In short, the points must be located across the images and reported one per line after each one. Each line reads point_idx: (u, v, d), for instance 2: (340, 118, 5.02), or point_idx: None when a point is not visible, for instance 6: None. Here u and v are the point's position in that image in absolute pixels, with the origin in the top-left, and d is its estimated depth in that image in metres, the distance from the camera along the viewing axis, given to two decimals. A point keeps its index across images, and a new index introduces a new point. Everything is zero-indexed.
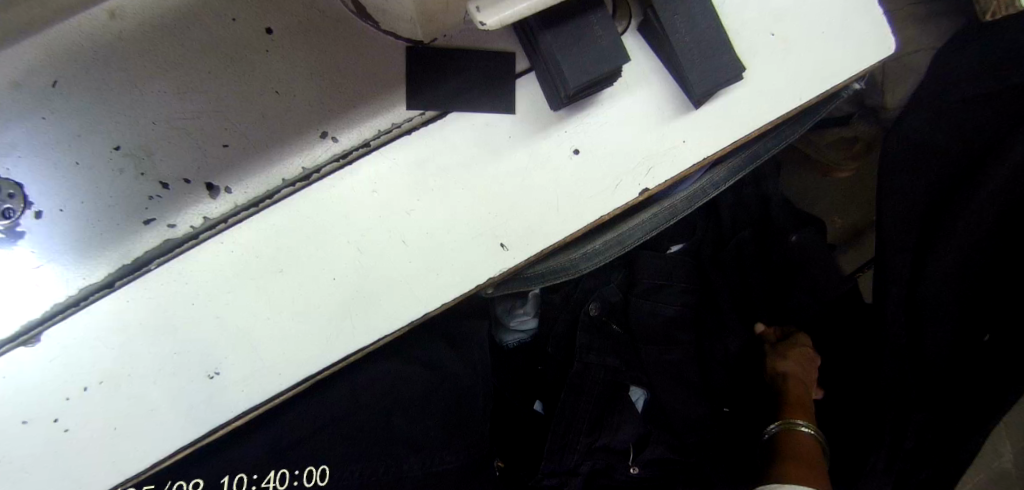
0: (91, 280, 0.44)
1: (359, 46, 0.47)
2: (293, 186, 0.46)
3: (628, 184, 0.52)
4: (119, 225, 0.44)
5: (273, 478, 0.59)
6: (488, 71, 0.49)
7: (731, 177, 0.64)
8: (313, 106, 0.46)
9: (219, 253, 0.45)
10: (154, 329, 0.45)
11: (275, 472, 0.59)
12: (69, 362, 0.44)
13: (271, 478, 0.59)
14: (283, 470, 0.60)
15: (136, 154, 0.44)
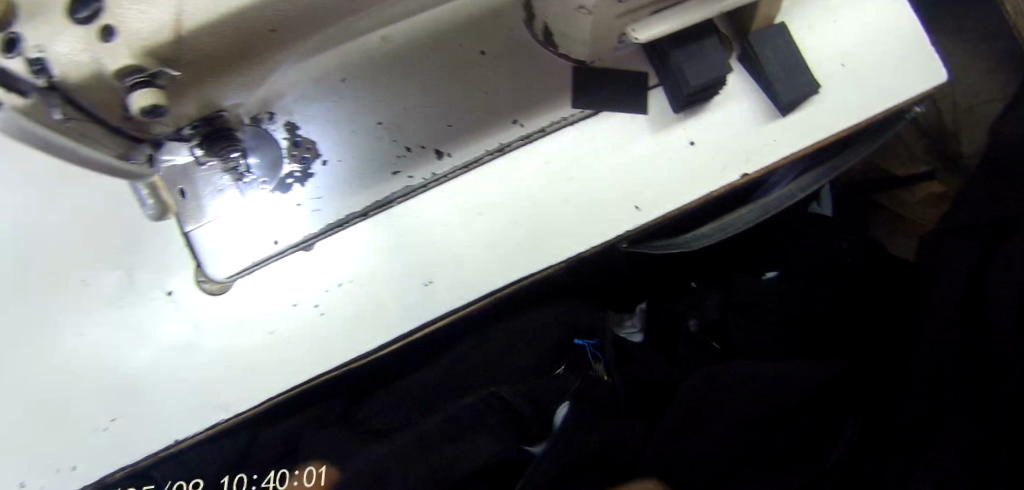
0: (353, 209, 0.65)
1: (541, 63, 0.67)
2: (493, 156, 0.66)
3: (732, 169, 0.68)
4: (374, 175, 0.65)
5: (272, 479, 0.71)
6: (628, 84, 0.68)
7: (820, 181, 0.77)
8: (509, 103, 0.67)
9: (441, 198, 0.66)
10: (393, 246, 0.65)
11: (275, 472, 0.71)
12: (334, 263, 0.65)
13: (270, 479, 0.71)
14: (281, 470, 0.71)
15: (390, 127, 0.66)
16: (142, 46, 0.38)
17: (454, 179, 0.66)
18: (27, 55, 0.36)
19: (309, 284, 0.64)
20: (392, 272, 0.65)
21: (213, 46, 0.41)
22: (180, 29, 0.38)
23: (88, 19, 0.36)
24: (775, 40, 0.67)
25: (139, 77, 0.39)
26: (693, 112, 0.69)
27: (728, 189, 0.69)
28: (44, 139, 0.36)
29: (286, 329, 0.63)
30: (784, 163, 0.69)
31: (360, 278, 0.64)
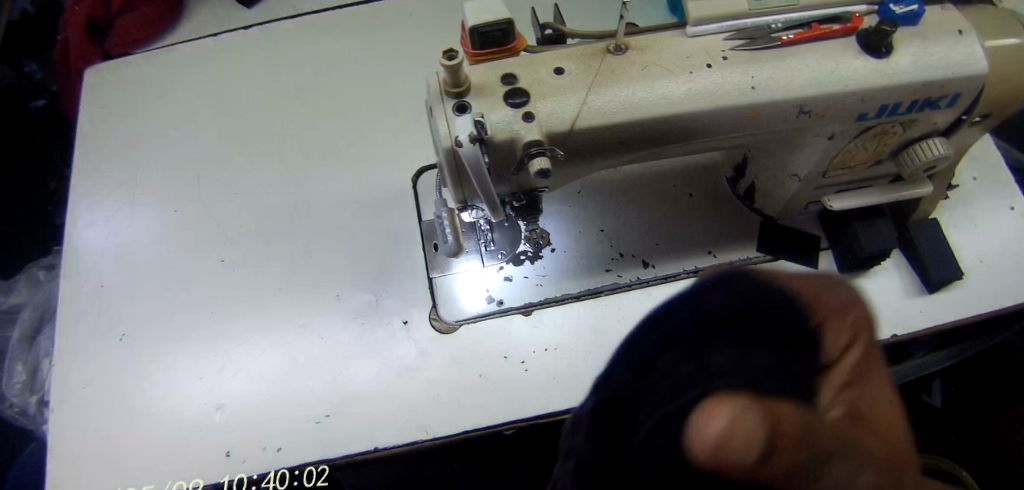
0: (570, 291, 0.78)
1: (735, 211, 0.84)
2: (690, 274, 0.80)
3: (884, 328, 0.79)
4: (592, 268, 0.79)
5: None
6: (802, 242, 0.83)
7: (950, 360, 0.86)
8: (707, 236, 0.82)
9: (642, 298, 0.78)
10: (596, 327, 0.77)
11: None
12: (545, 331, 0.76)
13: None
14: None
15: (610, 234, 0.81)
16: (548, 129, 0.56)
17: (654, 286, 0.79)
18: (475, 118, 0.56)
19: (520, 342, 0.75)
20: (591, 349, 0.76)
21: (584, 141, 0.59)
22: (574, 125, 0.56)
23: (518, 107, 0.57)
24: (925, 231, 0.82)
25: (538, 149, 0.56)
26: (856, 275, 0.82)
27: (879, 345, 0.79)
28: (478, 172, 0.54)
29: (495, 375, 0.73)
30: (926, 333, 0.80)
31: (565, 348, 0.75)
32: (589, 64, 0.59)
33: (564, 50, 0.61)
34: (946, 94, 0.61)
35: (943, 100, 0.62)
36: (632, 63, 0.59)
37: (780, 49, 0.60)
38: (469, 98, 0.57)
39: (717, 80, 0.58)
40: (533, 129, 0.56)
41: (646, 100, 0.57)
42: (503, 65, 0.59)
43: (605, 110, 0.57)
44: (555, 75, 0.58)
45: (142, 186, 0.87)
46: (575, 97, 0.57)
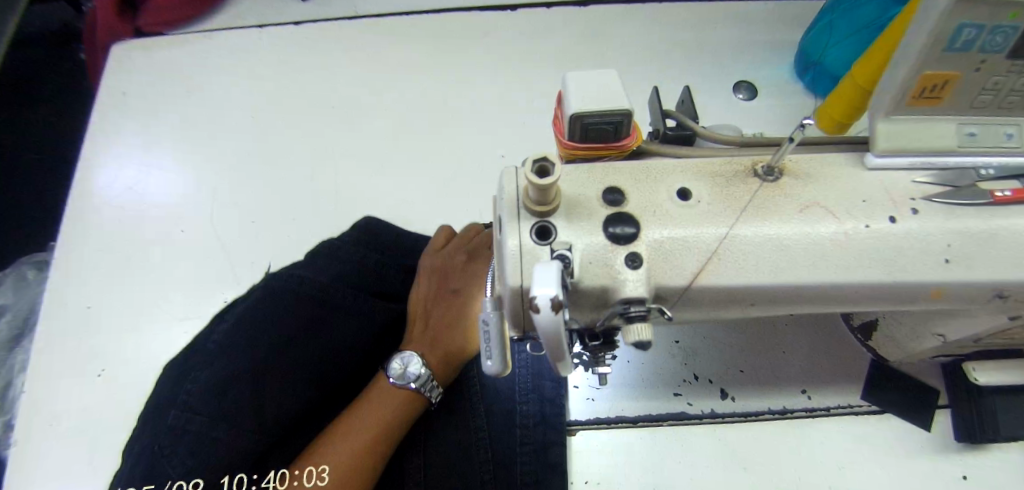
0: (628, 414, 0.66)
1: (839, 343, 0.71)
2: (774, 414, 0.67)
3: None
4: (658, 390, 0.68)
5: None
6: (916, 397, 0.68)
7: None
8: (801, 372, 0.69)
9: (713, 435, 0.66)
10: (650, 464, 0.65)
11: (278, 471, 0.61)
12: (589, 460, 0.65)
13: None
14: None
15: (686, 350, 0.69)
16: (659, 282, 0.43)
17: (730, 424, 0.67)
18: (555, 249, 0.43)
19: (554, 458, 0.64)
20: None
21: (699, 298, 0.45)
22: (694, 281, 0.43)
23: (625, 245, 0.43)
24: None
25: (641, 309, 0.42)
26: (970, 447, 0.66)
27: None
28: (551, 339, 0.39)
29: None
30: None
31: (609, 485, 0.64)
32: (727, 193, 0.46)
33: (692, 163, 0.48)
34: None
35: None
36: (783, 200, 0.45)
37: (983, 208, 0.45)
38: (558, 218, 0.44)
39: (899, 245, 0.44)
40: (641, 283, 0.42)
41: (797, 260, 0.44)
42: (612, 174, 0.46)
43: (743, 265, 0.43)
44: (680, 201, 0.45)
45: (149, 200, 0.83)
46: (700, 240, 0.44)
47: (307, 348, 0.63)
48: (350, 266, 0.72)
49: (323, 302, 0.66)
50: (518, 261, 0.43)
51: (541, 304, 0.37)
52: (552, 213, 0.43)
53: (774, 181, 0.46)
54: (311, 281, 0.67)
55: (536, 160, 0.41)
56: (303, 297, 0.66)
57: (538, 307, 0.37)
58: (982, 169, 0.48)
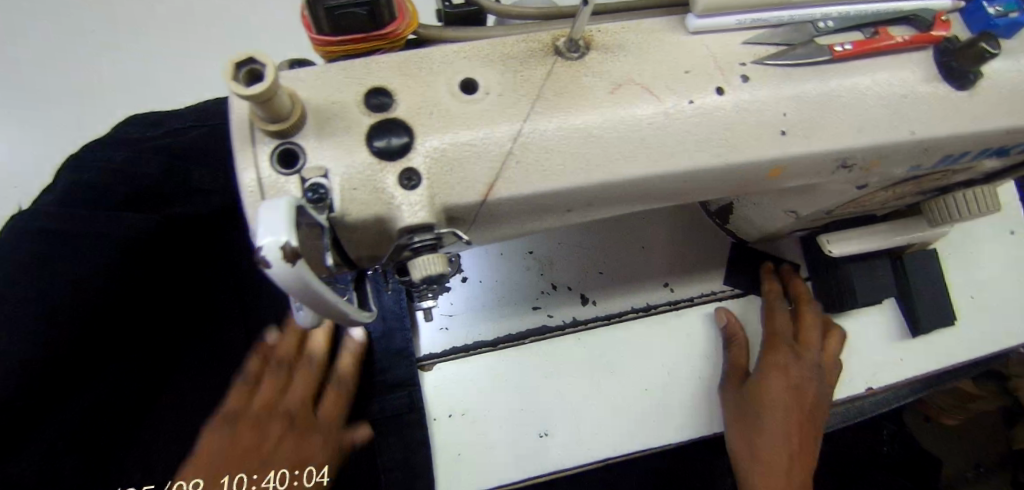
0: (485, 337, 0.62)
1: (701, 229, 0.67)
2: (637, 313, 0.64)
3: (851, 380, 0.66)
4: (514, 306, 0.63)
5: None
6: (782, 276, 0.66)
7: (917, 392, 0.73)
8: (663, 266, 0.65)
9: (578, 343, 0.62)
10: (513, 384, 0.61)
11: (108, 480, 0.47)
12: (448, 393, 0.60)
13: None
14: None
15: (542, 260, 0.64)
16: (445, 204, 0.35)
17: (594, 330, 0.63)
18: (306, 177, 0.34)
19: (403, 397, 0.59)
20: (508, 413, 0.60)
21: (501, 214, 0.38)
22: (488, 195, 0.36)
23: (395, 161, 0.35)
24: (926, 269, 0.66)
25: (426, 237, 0.35)
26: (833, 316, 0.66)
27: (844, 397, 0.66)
28: (305, 295, 0.31)
29: (379, 443, 0.58)
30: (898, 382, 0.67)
31: (474, 412, 0.60)
32: (521, 78, 0.37)
33: (479, 45, 0.38)
34: (972, 148, 0.47)
35: (979, 153, 0.48)
36: (590, 81, 0.38)
37: (802, 68, 0.42)
38: (306, 136, 0.34)
39: (727, 118, 0.39)
40: (421, 206, 0.34)
41: (609, 150, 0.37)
42: (376, 70, 0.37)
43: (546, 165, 0.36)
44: (464, 96, 0.36)
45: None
46: (485, 142, 0.35)
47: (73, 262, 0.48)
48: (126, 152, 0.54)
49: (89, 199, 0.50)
50: (258, 202, 0.34)
51: (269, 256, 0.29)
52: (296, 130, 0.34)
53: (578, 59, 0.38)
54: (77, 173, 0.51)
55: (244, 63, 0.30)
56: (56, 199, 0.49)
57: (266, 261, 0.29)
58: (819, 22, 0.43)
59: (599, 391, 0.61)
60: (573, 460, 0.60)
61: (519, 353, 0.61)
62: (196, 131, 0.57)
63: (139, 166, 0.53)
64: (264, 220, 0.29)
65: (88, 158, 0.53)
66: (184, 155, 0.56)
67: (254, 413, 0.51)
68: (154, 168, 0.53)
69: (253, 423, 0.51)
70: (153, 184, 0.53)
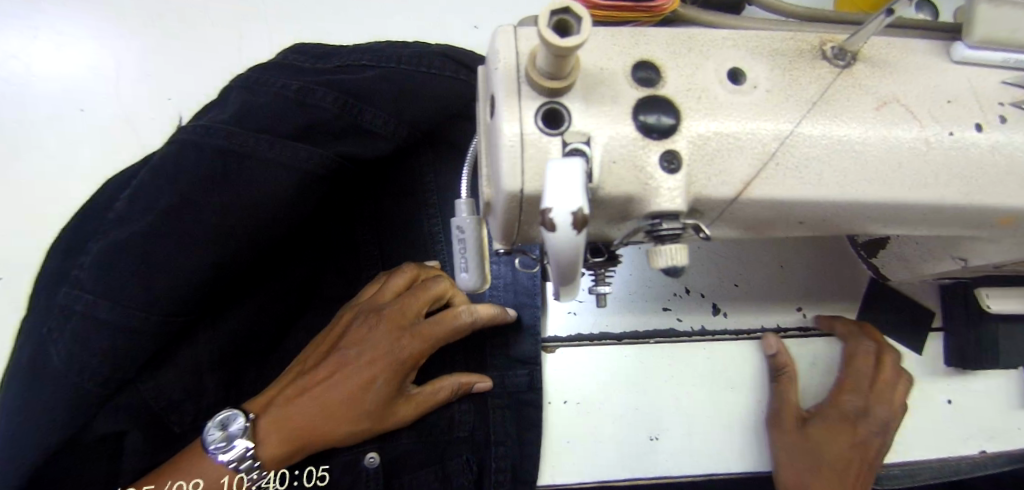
0: (610, 329, 0.61)
1: (841, 259, 0.65)
2: (767, 333, 0.62)
3: (975, 441, 0.63)
4: (644, 303, 0.61)
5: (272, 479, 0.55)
6: (914, 320, 0.65)
7: None
8: (798, 290, 0.64)
9: (705, 353, 0.60)
10: (632, 382, 0.59)
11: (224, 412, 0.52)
12: (565, 378, 0.59)
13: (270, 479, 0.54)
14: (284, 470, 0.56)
15: (678, 262, 0.62)
16: (698, 195, 0.34)
17: (721, 341, 0.61)
18: (570, 140, 0.32)
19: (524, 374, 0.59)
20: (624, 410, 0.59)
21: (737, 216, 0.36)
22: (743, 192, 0.34)
23: (661, 140, 0.33)
24: None
25: (673, 225, 0.33)
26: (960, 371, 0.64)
27: (960, 458, 0.63)
28: (565, 268, 0.30)
29: (495, 416, 0.58)
30: (1015, 452, 0.64)
31: (590, 401, 0.59)
32: (789, 77, 0.36)
33: (745, 36, 0.37)
34: None
35: None
36: (857, 92, 0.36)
37: None
38: (573, 99, 0.33)
39: (986, 157, 0.37)
40: (679, 192, 0.33)
41: (867, 169, 0.35)
42: (645, 42, 0.35)
43: (805, 172, 0.34)
44: (732, 86, 0.35)
45: None
46: (752, 137, 0.34)
47: (239, 190, 0.51)
48: (311, 90, 0.54)
49: (254, 131, 0.52)
50: (518, 158, 0.32)
51: (559, 222, 0.27)
52: (566, 90, 0.33)
53: (844, 67, 0.37)
54: (258, 99, 0.53)
55: (557, 12, 0.29)
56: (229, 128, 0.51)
57: (554, 225, 0.27)
58: None
59: (716, 405, 0.60)
60: (682, 469, 0.58)
61: (644, 352, 0.60)
62: (372, 72, 0.57)
63: (315, 100, 0.54)
64: (553, 182, 0.28)
65: (265, 86, 0.55)
66: (359, 98, 0.55)
67: (380, 325, 0.56)
68: (331, 104, 0.54)
69: (378, 336, 0.55)
70: (330, 119, 0.54)
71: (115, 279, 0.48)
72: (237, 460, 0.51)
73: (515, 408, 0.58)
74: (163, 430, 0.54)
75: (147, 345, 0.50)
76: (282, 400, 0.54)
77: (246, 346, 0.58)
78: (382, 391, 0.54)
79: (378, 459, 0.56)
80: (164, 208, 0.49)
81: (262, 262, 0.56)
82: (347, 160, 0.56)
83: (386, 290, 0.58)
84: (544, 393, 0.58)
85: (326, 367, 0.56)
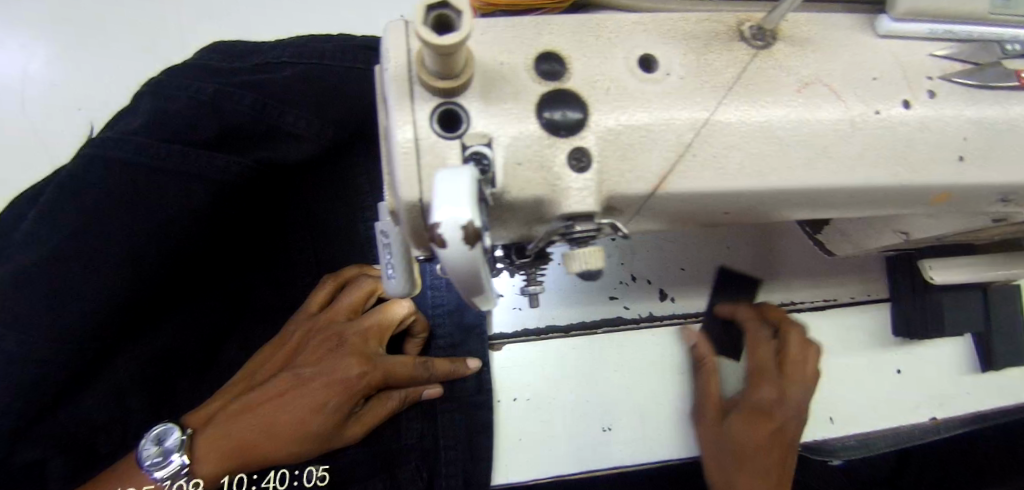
0: (557, 322, 0.59)
1: (791, 235, 0.63)
2: (715, 316, 0.61)
3: (924, 408, 0.63)
4: (590, 293, 0.60)
5: (272, 478, 0.58)
6: (862, 293, 0.65)
7: (974, 425, 0.71)
8: (747, 270, 0.63)
9: (653, 341, 0.60)
10: (582, 375, 0.59)
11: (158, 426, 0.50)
12: (514, 376, 0.58)
13: (270, 478, 0.58)
14: (283, 472, 0.58)
15: (623, 249, 0.61)
16: (611, 193, 0.32)
17: (670, 328, 0.61)
18: (467, 144, 0.30)
19: (472, 375, 0.58)
20: (574, 403, 0.58)
21: (658, 211, 0.34)
22: (658, 188, 0.32)
23: (568, 137, 0.31)
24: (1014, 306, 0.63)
25: (586, 227, 0.31)
26: (909, 342, 0.64)
27: (910, 426, 0.64)
28: (467, 283, 0.28)
29: (443, 420, 0.58)
30: (964, 416, 0.65)
31: (539, 398, 0.58)
32: (705, 62, 0.34)
33: (659, 18, 0.35)
34: None
35: None
36: (776, 74, 0.34)
37: (999, 90, 0.37)
38: (471, 98, 0.30)
39: (912, 134, 0.36)
40: (588, 192, 0.31)
41: (789, 155, 0.34)
42: (549, 31, 0.33)
43: (724, 163, 0.33)
44: (643, 74, 0.33)
45: None
46: (664, 128, 0.32)
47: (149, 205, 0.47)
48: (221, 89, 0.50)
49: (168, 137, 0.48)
50: (414, 166, 0.30)
51: (448, 236, 0.25)
52: (462, 90, 0.30)
53: (764, 48, 0.35)
54: (166, 100, 0.49)
55: (434, 7, 0.26)
56: (133, 134, 0.47)
57: (444, 240, 0.25)
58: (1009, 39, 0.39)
59: (667, 392, 0.60)
60: (636, 458, 0.58)
61: (593, 344, 0.59)
62: (293, 70, 0.54)
63: (234, 102, 0.50)
64: (442, 195, 0.25)
65: (172, 88, 0.51)
66: (276, 95, 0.52)
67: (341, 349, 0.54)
68: (249, 105, 0.50)
69: (336, 359, 0.54)
70: (247, 122, 0.51)
71: (15, 308, 0.44)
72: (171, 477, 0.49)
73: (462, 409, 0.57)
74: (85, 452, 0.52)
75: (61, 371, 0.47)
76: (224, 416, 0.51)
77: (180, 363, 0.56)
78: (335, 413, 0.51)
79: (319, 472, 0.57)
80: (64, 229, 0.45)
81: (186, 276, 0.53)
82: (267, 165, 0.53)
83: (343, 305, 0.57)
84: (493, 393, 0.57)
85: (274, 385, 0.53)
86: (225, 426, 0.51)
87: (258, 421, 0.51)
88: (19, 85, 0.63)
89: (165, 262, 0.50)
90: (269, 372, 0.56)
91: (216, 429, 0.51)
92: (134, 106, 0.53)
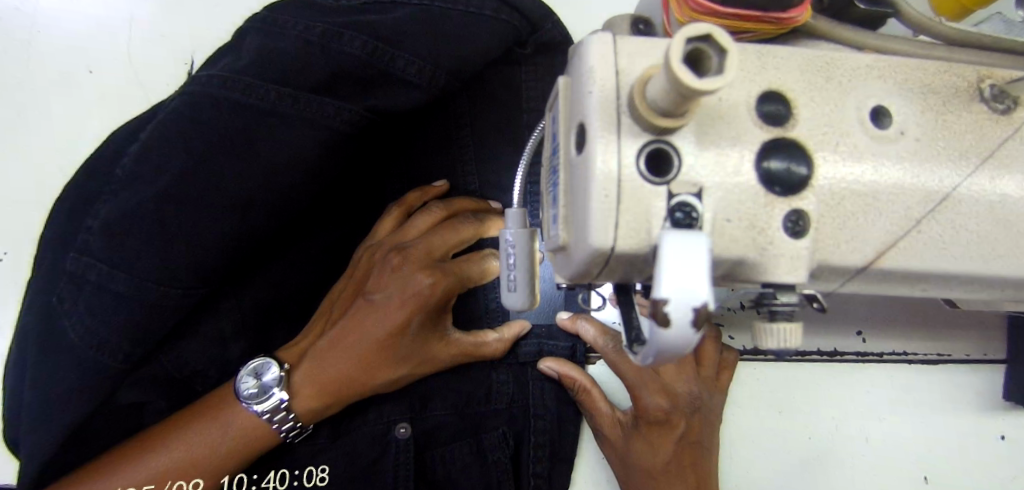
0: None
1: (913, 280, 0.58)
2: (820, 356, 0.58)
3: None
4: None
5: (271, 478, 0.53)
6: (978, 351, 0.60)
7: None
8: (862, 315, 0.58)
9: (751, 374, 0.58)
10: None
11: (257, 361, 0.49)
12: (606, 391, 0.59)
13: (270, 479, 0.53)
14: (283, 470, 0.53)
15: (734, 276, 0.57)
16: (823, 264, 0.28)
17: (771, 362, 0.58)
18: (675, 196, 0.26)
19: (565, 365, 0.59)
20: None
21: (863, 284, 0.31)
22: (873, 262, 0.29)
23: (784, 196, 0.27)
24: None
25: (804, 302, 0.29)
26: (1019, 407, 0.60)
27: None
28: (663, 359, 0.24)
29: (531, 408, 0.58)
30: None
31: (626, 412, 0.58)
32: (942, 122, 0.29)
33: (894, 63, 0.30)
34: None
35: None
36: (1018, 147, 0.30)
37: None
38: (685, 138, 0.27)
39: None
40: (802, 261, 0.27)
41: (1019, 238, 0.29)
42: (775, 65, 0.28)
43: (948, 242, 0.29)
44: (875, 130, 0.28)
45: None
46: (891, 198, 0.28)
47: (263, 164, 0.46)
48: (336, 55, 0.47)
49: (283, 100, 0.46)
50: (613, 210, 0.26)
51: (674, 318, 0.22)
52: (678, 128, 0.26)
53: (1004, 112, 0.30)
54: (281, 63, 0.46)
55: (694, 39, 0.22)
56: (250, 99, 0.46)
57: (669, 321, 0.22)
58: None
59: (760, 429, 0.58)
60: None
61: None
62: (404, 10, 0.50)
63: (345, 43, 0.47)
64: (670, 271, 0.22)
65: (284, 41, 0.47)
66: (389, 30, 0.48)
67: (403, 266, 0.51)
68: (358, 48, 0.47)
69: (401, 276, 0.51)
70: (357, 65, 0.48)
71: (131, 251, 0.44)
72: (269, 412, 0.49)
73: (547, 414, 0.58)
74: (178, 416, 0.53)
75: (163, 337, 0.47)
76: (314, 354, 0.51)
77: (269, 316, 0.56)
78: (418, 332, 0.50)
79: (410, 430, 0.55)
80: (177, 193, 0.45)
81: (296, 221, 0.55)
82: (375, 113, 0.50)
83: (413, 230, 0.55)
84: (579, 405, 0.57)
85: (352, 314, 0.52)
86: (315, 358, 0.50)
87: (347, 354, 0.50)
88: (126, 20, 0.61)
89: (269, 211, 0.48)
90: (347, 298, 0.54)
91: (310, 363, 0.50)
92: (241, 43, 0.50)
